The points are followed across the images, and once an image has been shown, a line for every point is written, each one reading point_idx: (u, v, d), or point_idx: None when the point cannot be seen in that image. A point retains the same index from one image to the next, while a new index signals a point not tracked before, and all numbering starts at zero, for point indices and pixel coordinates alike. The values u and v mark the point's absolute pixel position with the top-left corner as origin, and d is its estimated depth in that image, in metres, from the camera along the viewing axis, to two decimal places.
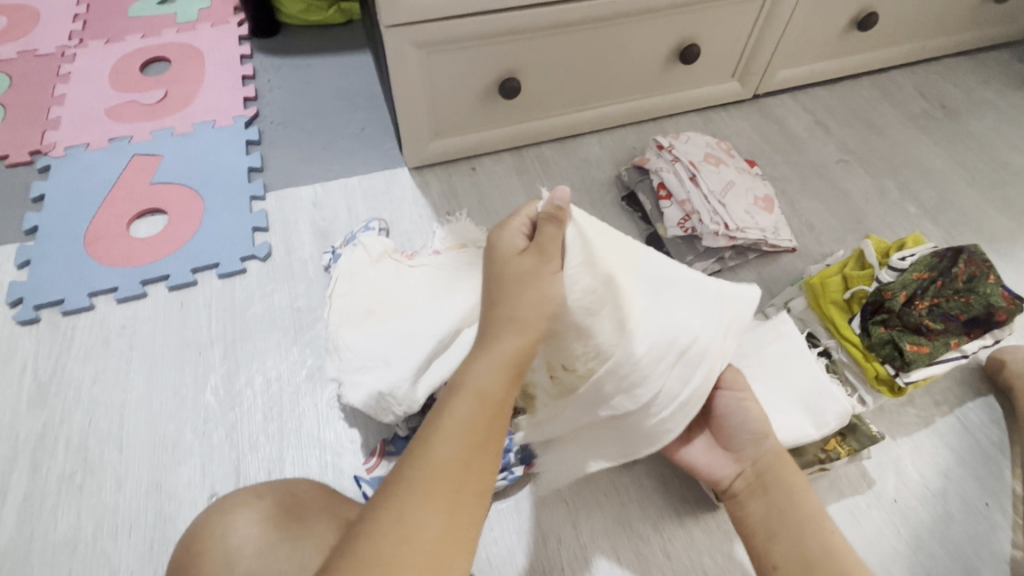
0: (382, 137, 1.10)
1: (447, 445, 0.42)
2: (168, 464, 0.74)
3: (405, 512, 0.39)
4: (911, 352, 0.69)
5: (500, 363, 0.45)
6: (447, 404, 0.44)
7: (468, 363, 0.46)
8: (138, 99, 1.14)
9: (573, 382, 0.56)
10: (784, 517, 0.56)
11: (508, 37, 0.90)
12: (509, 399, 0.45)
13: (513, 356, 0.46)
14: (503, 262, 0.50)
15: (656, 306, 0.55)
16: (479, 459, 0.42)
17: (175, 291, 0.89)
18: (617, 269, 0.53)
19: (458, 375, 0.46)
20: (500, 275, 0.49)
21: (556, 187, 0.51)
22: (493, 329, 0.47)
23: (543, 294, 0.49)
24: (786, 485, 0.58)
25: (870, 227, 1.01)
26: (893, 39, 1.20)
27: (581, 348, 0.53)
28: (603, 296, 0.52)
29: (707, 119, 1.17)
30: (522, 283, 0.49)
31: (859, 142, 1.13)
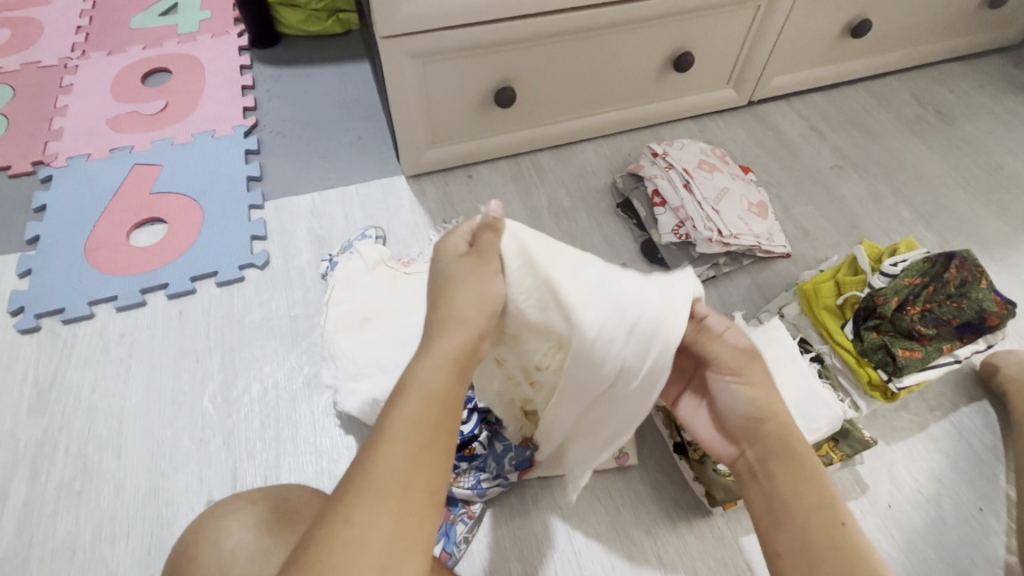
0: (380, 145, 1.11)
1: (393, 445, 0.42)
2: (166, 471, 0.74)
3: (354, 515, 0.39)
4: (903, 358, 0.70)
5: (441, 363, 0.46)
6: (393, 406, 0.44)
7: (412, 364, 0.46)
8: (139, 110, 1.15)
9: (550, 377, 0.56)
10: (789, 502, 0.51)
11: (503, 46, 0.91)
12: (455, 396, 0.46)
13: (455, 355, 0.47)
14: (446, 268, 0.51)
15: (597, 287, 0.49)
16: (428, 455, 0.43)
17: (174, 299, 0.90)
18: (556, 267, 0.49)
19: (403, 377, 0.46)
20: (446, 284, 0.50)
21: (489, 204, 0.53)
22: (437, 329, 0.48)
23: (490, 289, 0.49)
24: (791, 469, 0.52)
25: (864, 232, 1.01)
26: (887, 46, 1.21)
27: (544, 345, 0.53)
28: (545, 297, 0.49)
29: (702, 125, 1.17)
30: (468, 284, 0.48)
31: (854, 148, 1.14)
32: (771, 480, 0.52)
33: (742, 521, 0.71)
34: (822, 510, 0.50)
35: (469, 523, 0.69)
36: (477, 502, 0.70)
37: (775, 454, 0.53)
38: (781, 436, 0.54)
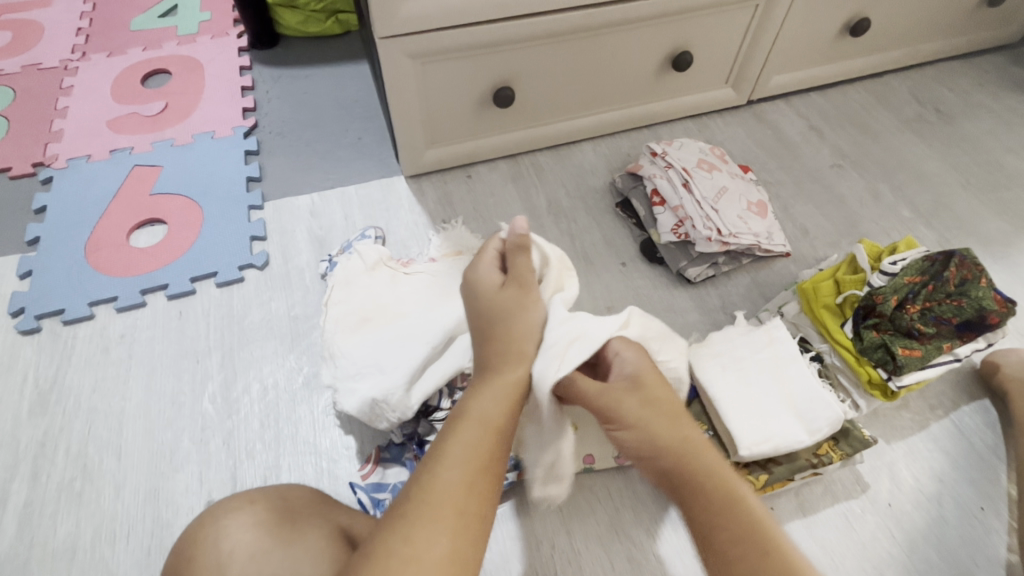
0: (379, 146, 1.11)
1: (452, 467, 0.43)
2: (166, 472, 0.74)
3: (412, 531, 0.39)
4: (902, 356, 0.69)
5: (501, 398, 0.50)
6: (451, 432, 0.47)
7: (471, 396, 0.51)
8: (139, 111, 1.15)
9: None
10: (718, 540, 0.46)
11: (502, 46, 0.91)
12: (508, 425, 0.49)
13: (513, 391, 0.51)
14: (491, 294, 0.59)
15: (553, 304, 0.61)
16: (484, 480, 0.44)
17: (174, 300, 0.90)
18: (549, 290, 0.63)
19: (462, 405, 0.49)
20: (490, 307, 0.58)
21: (516, 220, 0.63)
22: (496, 362, 0.54)
23: (527, 315, 0.58)
24: (698, 498, 0.48)
25: (864, 231, 1.01)
26: (887, 44, 1.21)
27: None
28: None
29: (701, 125, 1.17)
30: (507, 304, 0.58)
31: (854, 147, 1.14)
32: (691, 515, 0.48)
33: None
34: (754, 540, 0.45)
35: None
36: None
37: (693, 486, 0.49)
38: (694, 463, 0.50)
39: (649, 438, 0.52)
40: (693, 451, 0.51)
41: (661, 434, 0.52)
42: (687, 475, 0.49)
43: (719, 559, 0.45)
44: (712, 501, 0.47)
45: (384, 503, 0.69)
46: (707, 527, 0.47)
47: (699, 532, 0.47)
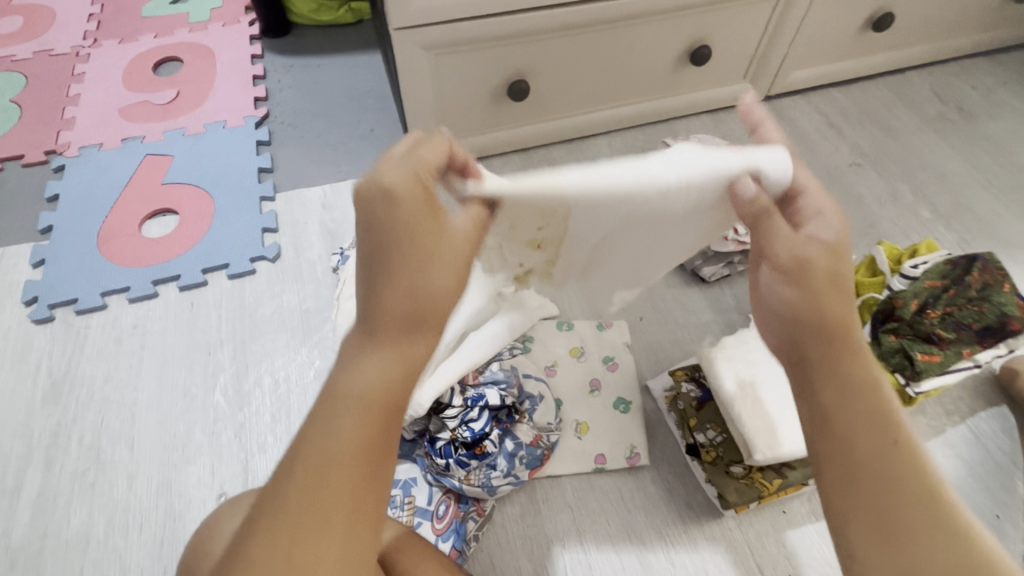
0: (391, 137, 1.10)
1: (312, 477, 0.36)
2: (178, 463, 0.75)
3: (289, 551, 0.34)
4: (922, 362, 0.69)
5: (390, 366, 0.40)
6: (332, 415, 0.39)
7: (347, 362, 0.41)
8: (151, 99, 1.15)
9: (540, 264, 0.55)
10: (843, 414, 0.42)
11: (518, 37, 0.90)
12: (405, 396, 0.41)
13: (407, 362, 0.41)
14: (396, 230, 0.41)
15: (592, 199, 0.46)
16: (379, 473, 0.38)
17: (186, 291, 0.90)
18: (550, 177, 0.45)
19: (340, 376, 0.40)
20: (382, 236, 0.41)
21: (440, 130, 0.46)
22: (381, 329, 0.41)
23: (418, 274, 0.42)
24: (842, 372, 0.44)
25: (883, 232, 1.00)
26: (910, 40, 1.18)
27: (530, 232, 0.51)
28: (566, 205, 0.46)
29: (718, 120, 1.16)
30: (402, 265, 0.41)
31: (873, 145, 1.12)
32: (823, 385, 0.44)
33: (753, 524, 0.70)
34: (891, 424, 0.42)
35: (479, 520, 0.69)
36: (489, 499, 0.70)
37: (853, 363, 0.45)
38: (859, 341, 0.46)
39: (825, 306, 0.46)
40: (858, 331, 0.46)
41: (835, 304, 0.46)
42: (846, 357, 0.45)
43: (844, 437, 0.42)
44: (860, 380, 0.44)
45: (395, 500, 0.71)
46: (836, 409, 0.43)
47: (819, 409, 0.44)
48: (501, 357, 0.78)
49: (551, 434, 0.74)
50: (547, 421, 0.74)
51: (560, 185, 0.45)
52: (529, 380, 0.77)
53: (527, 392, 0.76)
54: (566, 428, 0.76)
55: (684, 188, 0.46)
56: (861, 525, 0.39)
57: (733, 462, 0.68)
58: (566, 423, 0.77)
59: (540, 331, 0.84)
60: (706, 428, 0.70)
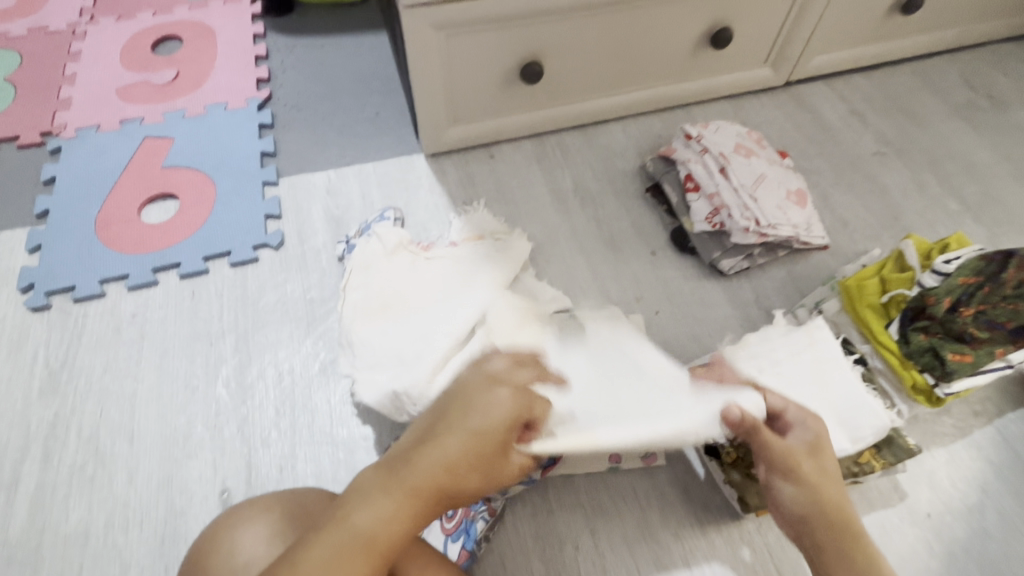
0: (398, 121, 1.06)
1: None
2: (179, 458, 0.72)
3: None
4: (952, 362, 0.66)
5: (394, 510, 0.44)
6: (325, 530, 0.43)
7: (361, 496, 0.45)
8: (150, 79, 1.11)
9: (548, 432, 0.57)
10: (838, 559, 0.51)
11: (532, 18, 0.86)
12: (391, 545, 0.44)
13: (409, 515, 0.44)
14: (478, 394, 0.50)
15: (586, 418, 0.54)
16: None
17: (187, 280, 0.87)
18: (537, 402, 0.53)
19: (353, 501, 0.45)
20: (457, 399, 0.50)
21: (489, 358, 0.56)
22: (412, 462, 0.46)
23: (465, 443, 0.47)
24: (847, 534, 0.52)
25: (907, 224, 0.96)
26: (938, 23, 1.14)
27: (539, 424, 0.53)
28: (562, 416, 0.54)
29: (736, 106, 1.11)
30: (451, 429, 0.47)
31: (897, 133, 1.08)
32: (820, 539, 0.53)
33: (773, 526, 0.68)
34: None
35: (490, 519, 0.66)
36: (500, 499, 0.67)
37: (843, 514, 0.53)
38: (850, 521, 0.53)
39: (822, 489, 0.54)
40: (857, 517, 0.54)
41: (832, 494, 0.55)
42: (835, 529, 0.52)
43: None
44: (846, 539, 0.52)
45: None
46: (843, 549, 0.52)
47: (827, 551, 0.52)
48: None
49: None
50: None
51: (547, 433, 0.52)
52: None
53: None
54: None
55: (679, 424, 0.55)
56: None
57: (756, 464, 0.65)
58: None
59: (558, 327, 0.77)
60: None
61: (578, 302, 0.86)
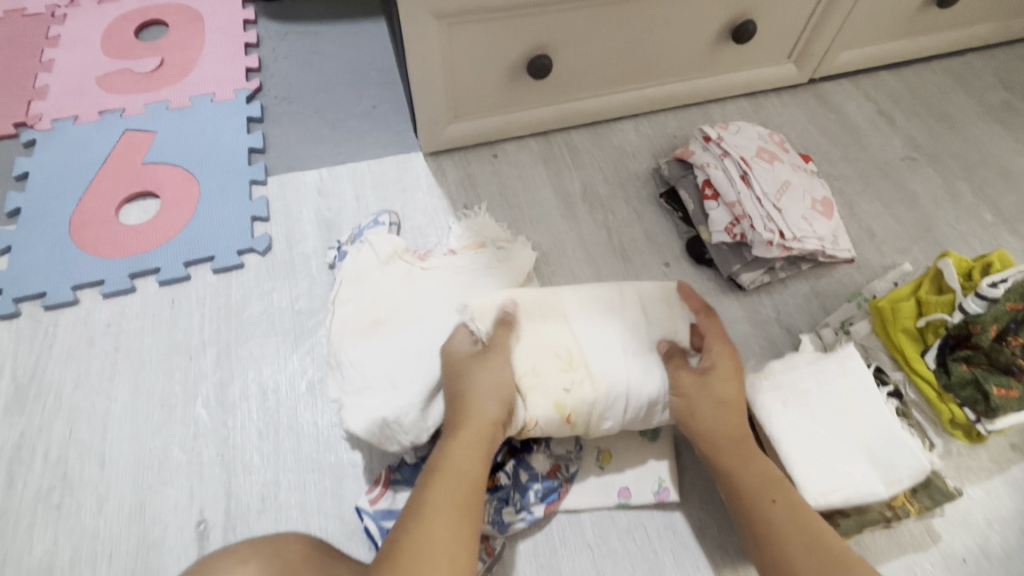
0: (396, 116, 1.00)
1: (443, 523, 0.51)
2: (153, 484, 0.67)
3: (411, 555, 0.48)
4: (998, 397, 0.60)
5: (474, 441, 0.56)
6: (434, 476, 0.55)
7: (448, 441, 0.57)
8: (132, 68, 1.04)
9: (575, 391, 0.60)
10: (735, 474, 0.57)
11: (541, 8, 0.79)
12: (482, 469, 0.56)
13: (483, 437, 0.57)
14: (460, 358, 0.61)
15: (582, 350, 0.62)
16: (465, 512, 0.52)
17: (166, 286, 0.81)
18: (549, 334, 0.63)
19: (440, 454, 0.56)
20: (452, 371, 0.61)
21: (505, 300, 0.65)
22: (457, 420, 0.58)
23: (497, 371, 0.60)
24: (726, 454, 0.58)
25: (939, 236, 0.90)
26: (974, 18, 1.06)
27: (558, 370, 0.61)
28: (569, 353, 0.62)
29: (756, 104, 1.04)
30: (479, 375, 0.59)
31: (928, 137, 1.01)
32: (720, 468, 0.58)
33: None
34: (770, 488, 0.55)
35: (487, 561, 0.61)
36: (498, 537, 0.62)
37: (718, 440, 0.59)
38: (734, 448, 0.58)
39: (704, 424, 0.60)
40: (750, 440, 0.59)
41: (708, 414, 0.59)
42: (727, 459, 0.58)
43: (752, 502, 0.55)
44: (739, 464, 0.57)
45: None
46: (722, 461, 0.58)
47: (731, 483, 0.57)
48: None
49: (570, 463, 0.66)
50: (566, 448, 0.66)
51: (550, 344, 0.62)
52: None
53: None
54: (586, 454, 0.67)
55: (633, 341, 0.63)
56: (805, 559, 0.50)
57: None
58: (586, 450, 0.67)
59: None
60: None
61: None
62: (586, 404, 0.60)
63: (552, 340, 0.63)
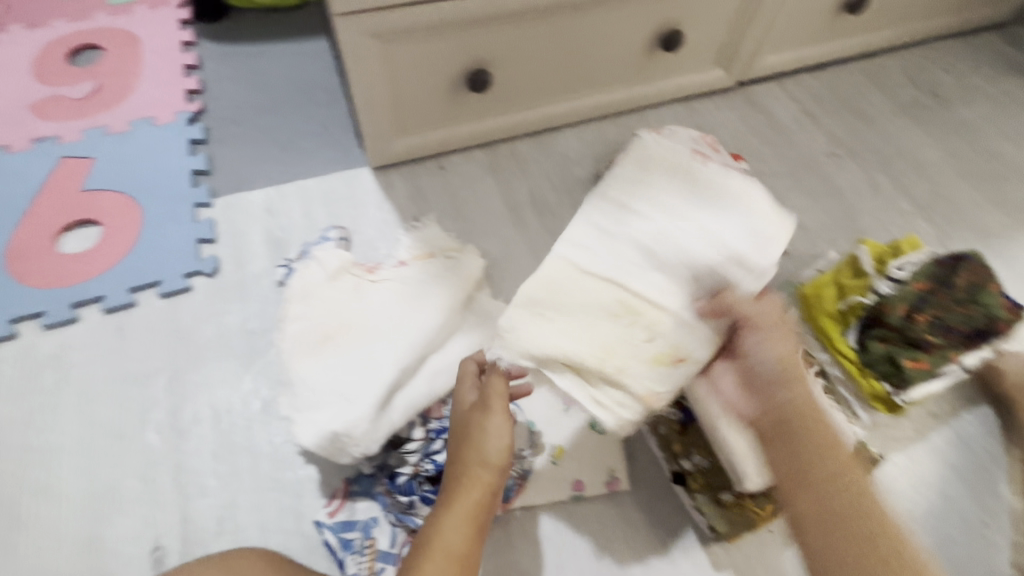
0: (342, 133, 1.01)
1: None
2: (105, 515, 0.66)
3: None
4: (909, 369, 0.66)
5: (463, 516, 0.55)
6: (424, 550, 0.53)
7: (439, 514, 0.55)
8: (66, 94, 1.02)
9: (660, 331, 0.60)
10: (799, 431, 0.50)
11: (475, 25, 0.82)
12: (474, 536, 0.54)
13: (474, 506, 0.55)
14: (463, 416, 0.61)
15: (631, 263, 0.63)
16: None
17: (112, 314, 0.80)
18: (578, 277, 0.62)
19: (430, 526, 0.54)
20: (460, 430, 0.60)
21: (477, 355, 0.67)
22: (453, 485, 0.57)
23: (500, 434, 0.59)
24: (796, 433, 0.50)
25: (861, 225, 0.96)
26: (883, 23, 1.15)
27: (609, 333, 0.60)
28: (624, 305, 0.61)
29: (690, 109, 1.10)
30: (479, 438, 0.58)
31: (848, 133, 1.08)
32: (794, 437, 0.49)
33: (742, 547, 0.66)
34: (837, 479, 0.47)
35: None
36: None
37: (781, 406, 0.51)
38: (815, 421, 0.49)
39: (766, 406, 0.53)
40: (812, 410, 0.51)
41: (766, 363, 0.54)
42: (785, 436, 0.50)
43: (785, 449, 0.50)
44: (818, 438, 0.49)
45: (354, 545, 0.64)
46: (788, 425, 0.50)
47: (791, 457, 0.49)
48: None
49: (524, 461, 0.68)
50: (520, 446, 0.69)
51: (594, 304, 0.61)
52: None
53: None
54: (540, 453, 0.70)
55: (661, 213, 0.65)
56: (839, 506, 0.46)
57: (721, 489, 0.63)
58: (539, 448, 0.70)
59: None
60: (692, 454, 0.65)
61: None
62: (671, 339, 0.60)
63: (592, 323, 0.61)
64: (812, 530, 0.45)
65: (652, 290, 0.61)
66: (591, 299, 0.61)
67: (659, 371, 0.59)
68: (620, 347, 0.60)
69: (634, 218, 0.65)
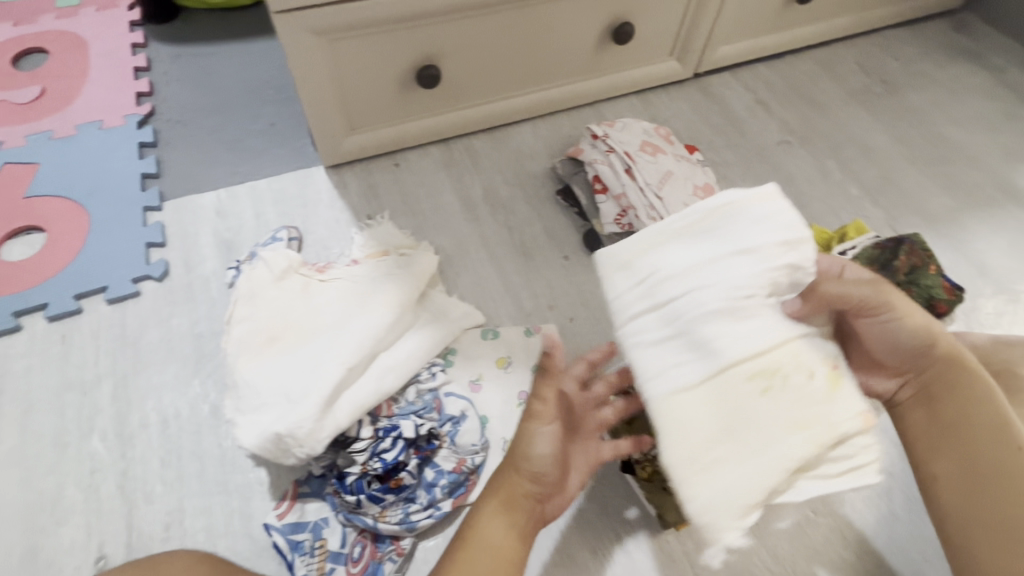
0: (295, 132, 1.00)
1: None
2: (46, 526, 0.65)
3: None
4: None
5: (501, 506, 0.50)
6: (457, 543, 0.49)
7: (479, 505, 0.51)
8: (9, 98, 1.00)
9: (775, 381, 0.43)
10: (956, 386, 0.50)
11: (420, 19, 0.82)
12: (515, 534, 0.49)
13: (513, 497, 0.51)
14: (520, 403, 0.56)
15: (712, 313, 0.43)
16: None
17: (56, 322, 0.78)
18: (682, 364, 0.43)
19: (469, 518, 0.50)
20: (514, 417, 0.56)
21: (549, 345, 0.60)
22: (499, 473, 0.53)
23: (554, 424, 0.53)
24: (954, 389, 0.50)
25: (813, 212, 0.97)
26: (833, 12, 1.16)
27: (743, 402, 0.42)
28: (714, 364, 0.43)
29: (645, 100, 1.10)
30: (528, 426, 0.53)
31: (801, 121, 1.10)
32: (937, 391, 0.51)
33: (692, 534, 0.67)
34: (1000, 442, 0.47)
35: (398, 561, 0.63)
36: (408, 536, 0.64)
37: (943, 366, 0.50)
38: (983, 387, 0.49)
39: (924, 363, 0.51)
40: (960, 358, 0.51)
41: (908, 336, 0.50)
42: (944, 401, 0.50)
43: (934, 411, 0.51)
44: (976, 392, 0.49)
45: (304, 546, 0.63)
46: (954, 382, 0.50)
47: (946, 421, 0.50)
48: (433, 368, 0.73)
49: (476, 456, 0.68)
50: (471, 442, 0.69)
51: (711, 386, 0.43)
52: (453, 397, 0.71)
53: (449, 413, 0.70)
54: (492, 447, 0.70)
55: (697, 264, 0.46)
56: (951, 476, 0.48)
57: None
58: (491, 443, 0.71)
59: (464, 342, 0.77)
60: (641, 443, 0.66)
61: (491, 314, 0.83)
62: (786, 371, 0.43)
63: (701, 407, 0.42)
64: (941, 504, 0.49)
65: (731, 338, 0.43)
66: (698, 379, 0.43)
67: (844, 391, 0.44)
68: (737, 417, 0.43)
69: (684, 293, 0.45)
